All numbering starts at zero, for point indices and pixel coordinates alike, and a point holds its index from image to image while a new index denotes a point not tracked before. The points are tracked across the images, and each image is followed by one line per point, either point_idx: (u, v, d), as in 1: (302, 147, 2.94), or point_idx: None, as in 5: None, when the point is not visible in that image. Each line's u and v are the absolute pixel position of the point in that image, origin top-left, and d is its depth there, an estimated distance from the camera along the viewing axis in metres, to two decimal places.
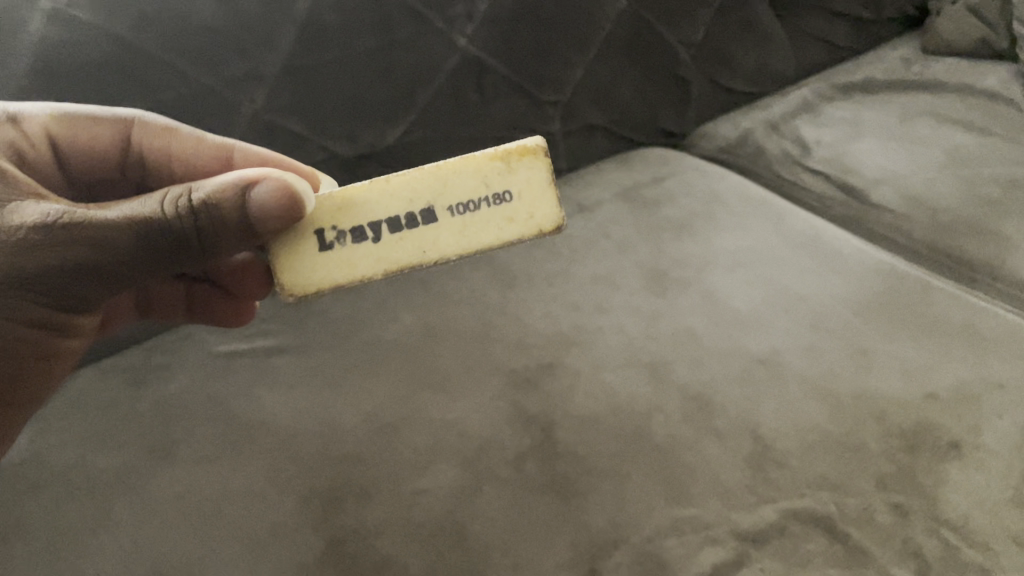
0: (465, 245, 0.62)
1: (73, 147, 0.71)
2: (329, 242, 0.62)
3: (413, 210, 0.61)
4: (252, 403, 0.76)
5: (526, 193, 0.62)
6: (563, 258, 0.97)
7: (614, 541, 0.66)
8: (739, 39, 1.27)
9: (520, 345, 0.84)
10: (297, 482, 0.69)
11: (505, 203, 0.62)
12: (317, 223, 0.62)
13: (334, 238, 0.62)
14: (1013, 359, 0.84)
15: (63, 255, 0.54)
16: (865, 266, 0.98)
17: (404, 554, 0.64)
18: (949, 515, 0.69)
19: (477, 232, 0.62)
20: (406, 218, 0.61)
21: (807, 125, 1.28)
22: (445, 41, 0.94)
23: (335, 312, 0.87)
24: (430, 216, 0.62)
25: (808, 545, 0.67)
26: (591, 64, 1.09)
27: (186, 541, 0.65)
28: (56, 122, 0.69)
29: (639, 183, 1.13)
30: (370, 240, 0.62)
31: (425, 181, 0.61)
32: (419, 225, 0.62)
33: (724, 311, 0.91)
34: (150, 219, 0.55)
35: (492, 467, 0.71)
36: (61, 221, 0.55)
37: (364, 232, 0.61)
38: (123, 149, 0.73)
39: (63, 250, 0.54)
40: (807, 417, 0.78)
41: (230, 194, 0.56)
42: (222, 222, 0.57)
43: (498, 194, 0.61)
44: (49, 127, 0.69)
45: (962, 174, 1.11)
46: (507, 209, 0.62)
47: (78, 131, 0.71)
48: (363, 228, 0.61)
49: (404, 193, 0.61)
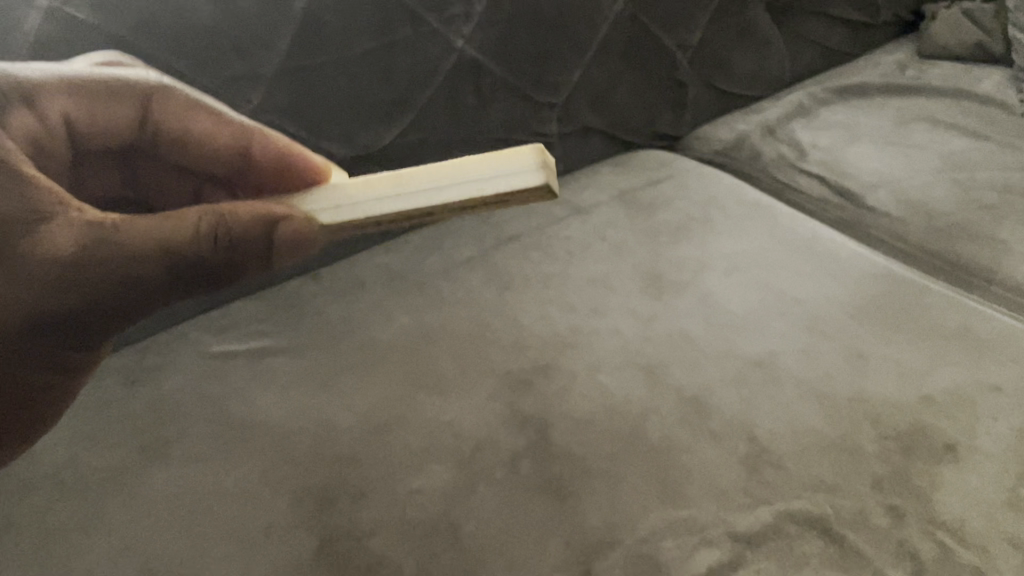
0: None
1: (80, 128, 0.60)
2: None
3: None
4: (246, 403, 0.76)
5: None
6: (559, 260, 0.97)
7: (608, 543, 0.66)
8: (735, 43, 1.27)
9: (516, 346, 0.84)
10: (291, 483, 0.68)
11: None
12: None
13: None
14: (1006, 362, 0.84)
15: (88, 285, 0.52)
16: (861, 270, 0.98)
17: (397, 554, 0.63)
18: (944, 516, 0.69)
19: None
20: None
21: (803, 129, 1.28)
22: (443, 42, 0.95)
23: (329, 313, 0.87)
24: None
25: (803, 547, 0.67)
26: (589, 66, 1.10)
27: (178, 541, 0.64)
28: (73, 99, 0.58)
29: (636, 186, 1.13)
30: None
31: None
32: None
33: (720, 313, 0.91)
34: (184, 249, 0.53)
35: (487, 468, 0.70)
36: (85, 251, 0.51)
37: None
38: (139, 127, 0.61)
39: (90, 280, 0.51)
40: (803, 420, 0.78)
41: (254, 228, 0.54)
42: (245, 250, 0.55)
43: None
44: (67, 108, 0.58)
45: (957, 178, 1.12)
46: None
47: (96, 108, 0.59)
48: None
49: None
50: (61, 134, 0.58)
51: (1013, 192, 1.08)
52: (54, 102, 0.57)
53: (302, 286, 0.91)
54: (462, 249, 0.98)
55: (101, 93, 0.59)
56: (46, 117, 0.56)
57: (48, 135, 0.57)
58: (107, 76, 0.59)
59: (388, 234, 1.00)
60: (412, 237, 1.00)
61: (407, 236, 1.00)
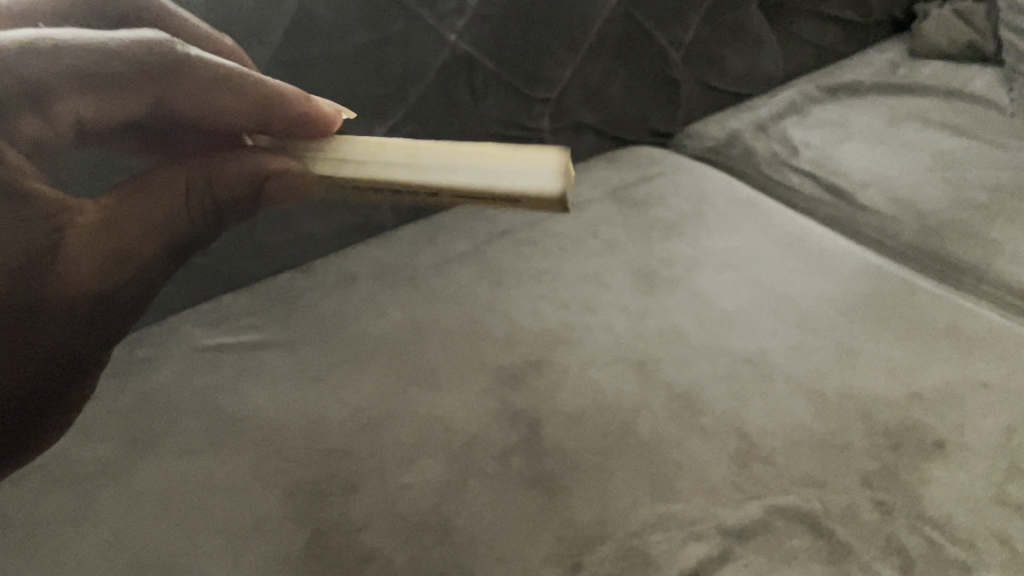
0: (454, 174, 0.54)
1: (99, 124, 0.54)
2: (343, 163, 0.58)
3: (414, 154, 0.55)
4: (236, 396, 0.76)
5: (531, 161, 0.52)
6: (551, 255, 0.97)
7: (597, 536, 0.66)
8: (728, 40, 1.27)
9: (507, 341, 0.84)
10: (282, 475, 0.68)
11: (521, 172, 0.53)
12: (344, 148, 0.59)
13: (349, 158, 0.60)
14: (995, 360, 0.85)
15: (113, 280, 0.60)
16: (852, 268, 0.99)
17: (388, 547, 0.63)
18: (932, 512, 0.69)
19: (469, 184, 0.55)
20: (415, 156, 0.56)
21: (796, 126, 1.29)
22: (436, 37, 0.95)
23: (320, 307, 0.86)
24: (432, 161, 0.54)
25: (792, 541, 0.67)
26: (583, 62, 1.10)
27: (166, 534, 0.64)
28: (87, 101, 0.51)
29: (628, 183, 1.13)
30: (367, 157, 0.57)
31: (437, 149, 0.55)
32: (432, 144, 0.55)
33: (710, 310, 0.91)
34: (186, 232, 0.62)
35: (478, 462, 0.71)
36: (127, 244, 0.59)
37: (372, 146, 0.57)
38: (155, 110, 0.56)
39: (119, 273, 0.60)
40: (793, 416, 0.78)
41: (244, 184, 0.59)
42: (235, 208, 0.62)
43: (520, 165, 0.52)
44: (81, 112, 0.52)
45: (948, 177, 1.13)
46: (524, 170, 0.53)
47: (107, 100, 0.52)
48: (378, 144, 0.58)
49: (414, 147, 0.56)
50: (66, 129, 0.52)
51: (1002, 192, 1.09)
52: (69, 103, 0.50)
53: (293, 280, 0.91)
54: (455, 244, 0.98)
55: (116, 76, 0.51)
56: (56, 119, 0.51)
57: (55, 134, 0.52)
58: (112, 55, 0.50)
59: (380, 229, 0.99)
60: (404, 231, 0.99)
61: (399, 231, 1.00)
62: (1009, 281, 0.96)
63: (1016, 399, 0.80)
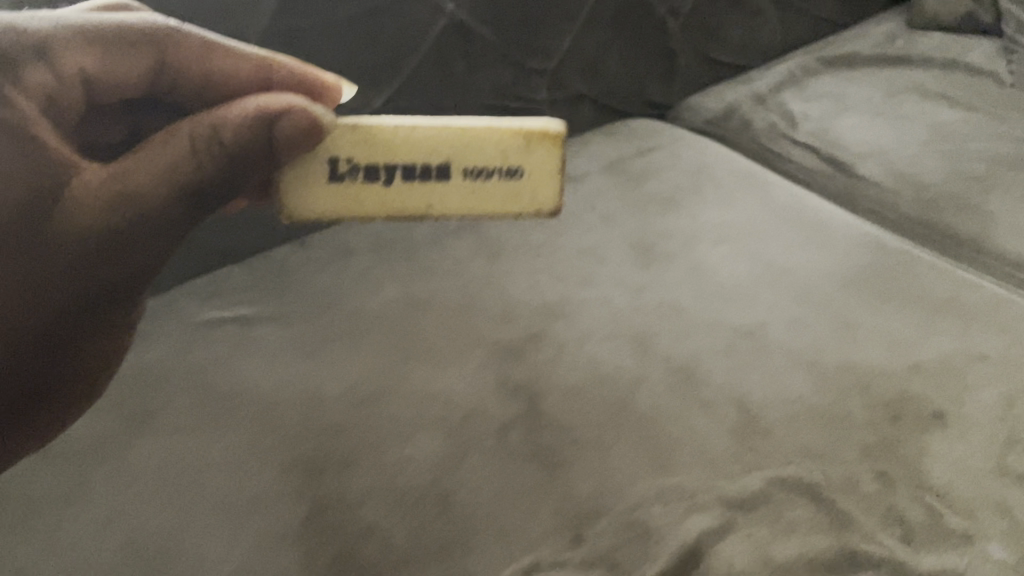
0: (460, 208, 0.55)
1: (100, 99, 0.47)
2: (339, 172, 0.53)
3: (431, 160, 0.53)
4: (232, 371, 0.75)
5: (536, 176, 0.56)
6: (548, 229, 0.96)
7: (598, 509, 0.65)
8: (724, 11, 1.26)
9: (505, 316, 0.83)
10: (279, 451, 0.68)
11: (519, 177, 0.55)
12: (335, 148, 0.52)
13: (344, 168, 0.53)
14: (993, 331, 0.85)
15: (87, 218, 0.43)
16: (851, 240, 0.98)
17: (388, 522, 0.63)
18: (932, 482, 0.69)
19: (478, 203, 0.55)
20: (421, 168, 0.54)
21: (793, 99, 1.27)
22: (431, 7, 0.93)
23: (316, 282, 0.85)
24: (444, 173, 0.54)
25: (793, 512, 0.66)
26: (578, 33, 1.08)
27: (163, 511, 0.63)
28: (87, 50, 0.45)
29: (625, 156, 1.12)
30: (381, 180, 0.53)
31: (447, 138, 0.53)
32: (431, 177, 0.54)
33: (709, 283, 0.91)
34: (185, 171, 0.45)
35: (476, 436, 0.70)
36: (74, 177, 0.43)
37: (376, 168, 0.53)
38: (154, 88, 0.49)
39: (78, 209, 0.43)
40: (793, 388, 0.78)
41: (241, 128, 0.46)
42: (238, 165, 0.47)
43: (514, 167, 0.55)
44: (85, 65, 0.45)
45: (945, 149, 1.13)
46: (516, 185, 0.55)
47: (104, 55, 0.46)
48: (378, 165, 0.53)
49: (425, 142, 0.53)
50: (76, 92, 0.45)
51: (1000, 164, 1.09)
52: (67, 48, 0.44)
53: (287, 254, 0.89)
54: None
55: (116, 31, 0.46)
56: (63, 73, 0.44)
57: (67, 98, 0.45)
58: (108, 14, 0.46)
59: None
60: None
61: None
62: (1007, 253, 0.96)
63: (1015, 370, 0.80)
